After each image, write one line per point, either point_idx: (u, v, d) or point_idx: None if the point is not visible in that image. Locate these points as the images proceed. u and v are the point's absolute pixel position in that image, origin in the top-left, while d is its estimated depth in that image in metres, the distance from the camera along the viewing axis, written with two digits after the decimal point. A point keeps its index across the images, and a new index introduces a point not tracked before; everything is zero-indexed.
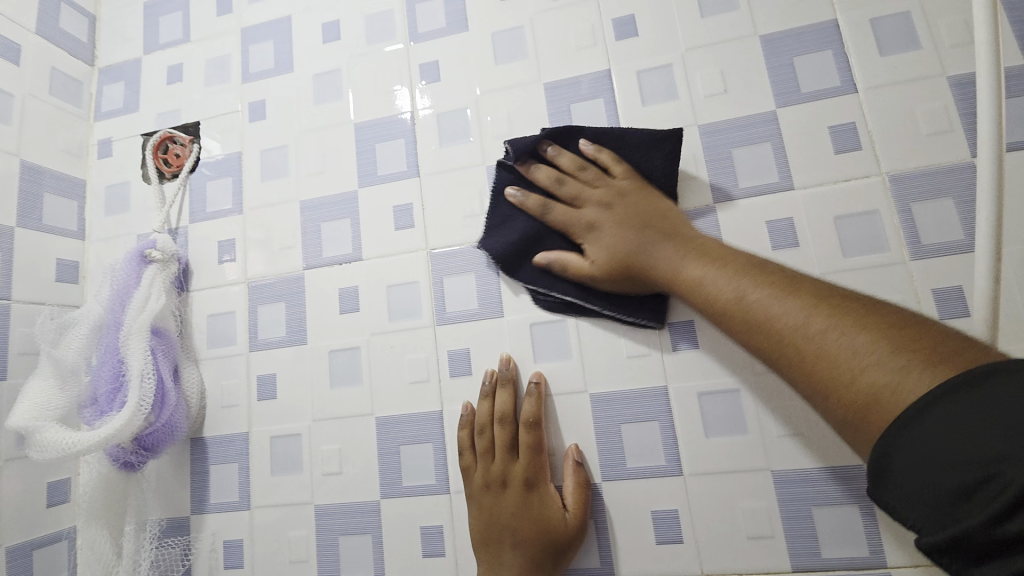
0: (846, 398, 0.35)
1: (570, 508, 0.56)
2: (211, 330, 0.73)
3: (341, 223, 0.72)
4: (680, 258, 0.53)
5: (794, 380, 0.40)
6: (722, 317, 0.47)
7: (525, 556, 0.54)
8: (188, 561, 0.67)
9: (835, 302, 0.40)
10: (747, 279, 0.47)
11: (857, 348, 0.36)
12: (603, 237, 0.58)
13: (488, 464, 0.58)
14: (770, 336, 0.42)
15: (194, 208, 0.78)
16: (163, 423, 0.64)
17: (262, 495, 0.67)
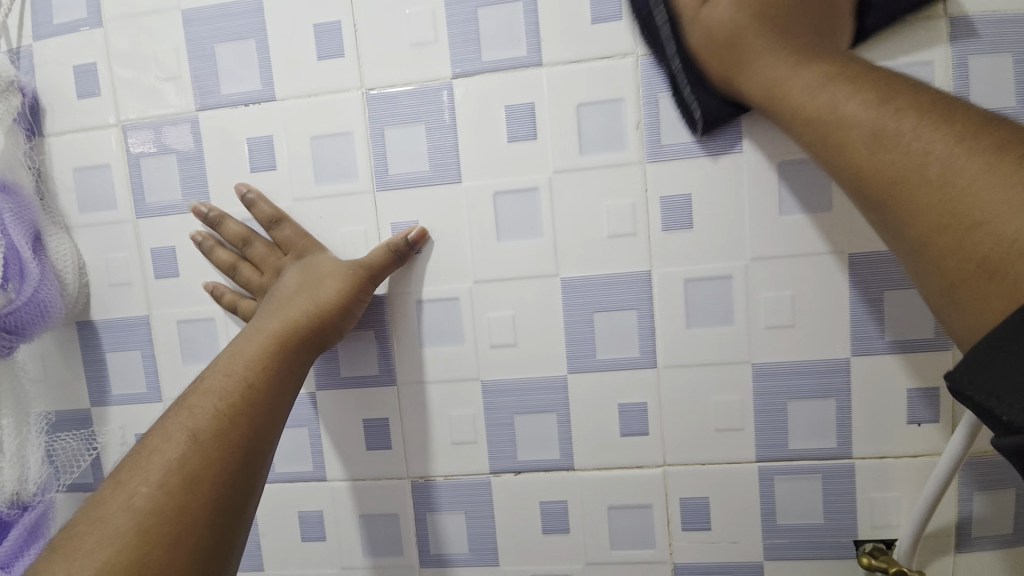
0: (974, 247, 0.30)
1: (251, 364, 0.43)
2: (82, 188, 0.57)
3: (244, 48, 0.53)
4: (789, 69, 0.42)
5: (894, 207, 0.35)
6: (826, 142, 0.39)
7: (239, 359, 0.44)
8: (95, 448, 0.58)
9: (989, 127, 0.33)
10: (879, 98, 0.37)
11: (1009, 185, 0.29)
12: (725, 8, 0.44)
13: (291, 278, 0.50)
14: (882, 162, 0.36)
15: (35, 18, 0.56)
16: (27, 301, 0.51)
17: (175, 386, 0.57)
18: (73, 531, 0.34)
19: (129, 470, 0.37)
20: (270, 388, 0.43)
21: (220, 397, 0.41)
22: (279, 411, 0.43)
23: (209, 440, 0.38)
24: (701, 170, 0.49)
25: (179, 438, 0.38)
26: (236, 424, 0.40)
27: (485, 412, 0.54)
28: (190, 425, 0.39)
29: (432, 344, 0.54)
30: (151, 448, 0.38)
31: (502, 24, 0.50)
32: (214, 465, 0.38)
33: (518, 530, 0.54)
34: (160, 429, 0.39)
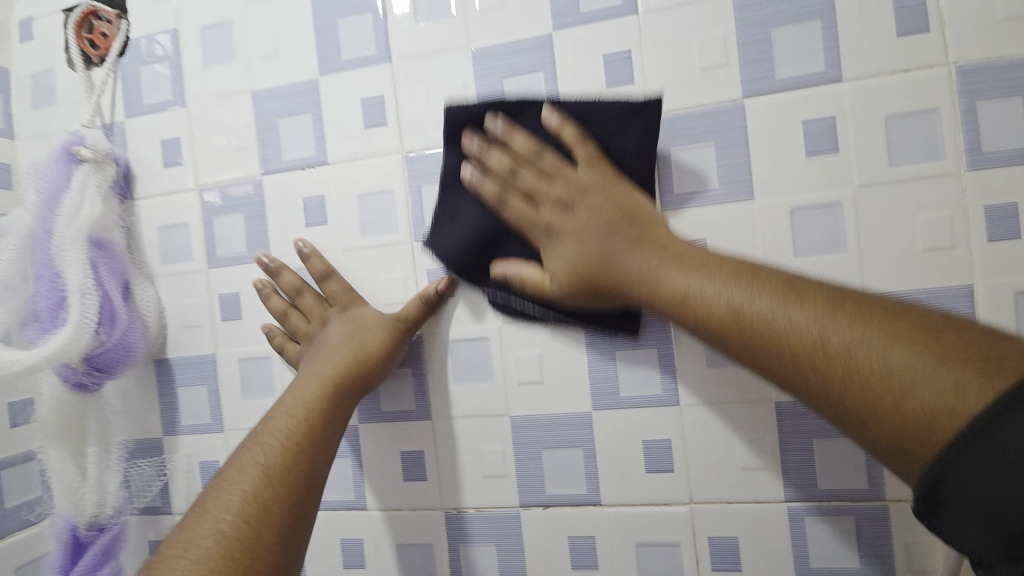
0: (885, 427, 0.33)
1: (308, 406, 0.49)
2: (164, 243, 0.65)
3: (302, 120, 0.61)
4: (660, 265, 0.45)
5: (815, 400, 0.36)
6: (734, 334, 0.39)
7: (298, 401, 0.49)
8: (164, 478, 0.65)
9: (847, 306, 0.36)
10: (743, 285, 0.40)
11: (891, 366, 0.33)
12: (562, 244, 0.49)
13: (337, 329, 0.55)
14: (787, 353, 0.37)
15: (129, 99, 0.66)
16: (116, 342, 0.58)
17: (235, 418, 0.64)
18: (168, 552, 0.39)
19: (210, 502, 0.42)
20: (324, 428, 0.48)
21: (283, 438, 0.46)
22: (331, 447, 0.48)
23: (274, 477, 0.44)
24: (715, 217, 0.52)
25: (251, 473, 0.44)
26: (298, 462, 0.45)
27: (514, 447, 0.56)
28: (261, 460, 0.44)
29: (464, 381, 0.58)
30: (228, 480, 0.43)
31: (526, 90, 0.55)
32: (280, 499, 0.43)
33: (546, 564, 0.56)
34: (233, 464, 0.45)
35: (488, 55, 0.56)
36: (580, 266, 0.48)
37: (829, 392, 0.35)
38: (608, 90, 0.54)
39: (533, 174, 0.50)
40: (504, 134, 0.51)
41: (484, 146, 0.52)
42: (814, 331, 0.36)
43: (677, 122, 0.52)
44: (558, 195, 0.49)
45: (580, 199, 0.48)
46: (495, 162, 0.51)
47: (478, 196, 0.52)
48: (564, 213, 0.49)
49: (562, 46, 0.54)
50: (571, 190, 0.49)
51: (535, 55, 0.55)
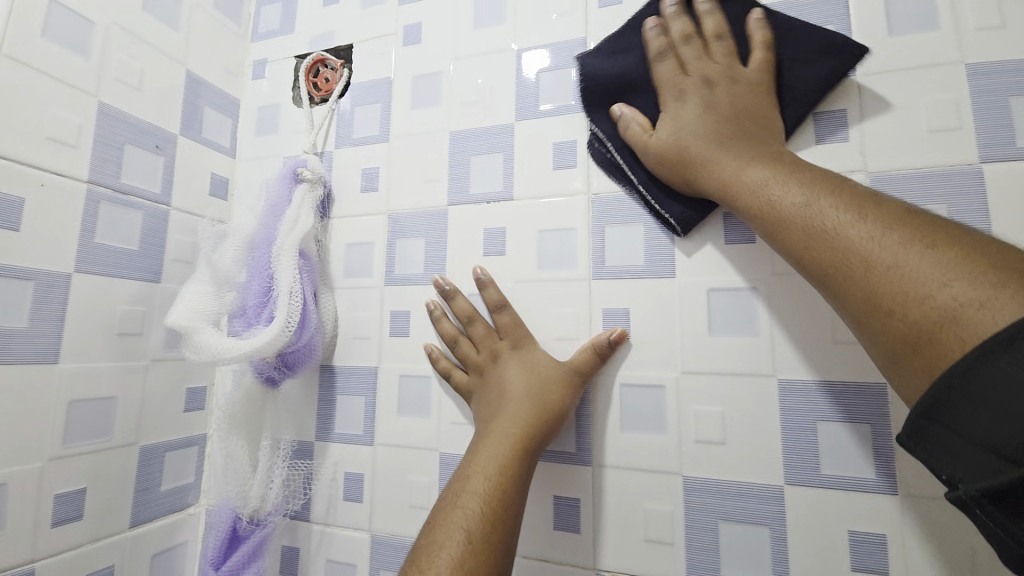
0: (904, 325, 0.32)
1: (500, 467, 0.48)
2: (348, 259, 0.71)
3: (493, 159, 0.66)
4: (734, 168, 0.47)
5: (844, 293, 0.37)
6: (787, 233, 0.41)
7: (488, 464, 0.48)
8: (308, 492, 0.66)
9: (909, 218, 0.36)
10: (823, 190, 0.41)
11: (932, 270, 0.32)
12: (691, 104, 0.51)
13: (516, 383, 0.54)
14: (835, 252, 0.37)
15: (340, 133, 0.76)
16: (303, 343, 0.63)
17: (387, 433, 0.65)
18: None
19: (420, 568, 0.41)
20: (515, 491, 0.47)
21: (482, 503, 0.45)
22: (519, 516, 0.47)
23: (480, 545, 0.43)
24: None
25: (456, 537, 0.43)
26: (497, 528, 0.44)
27: (686, 512, 0.52)
28: (463, 523, 0.44)
29: (632, 430, 0.54)
30: (437, 543, 0.43)
31: None
32: (486, 569, 0.42)
33: None
34: (436, 527, 0.44)
35: None
36: (694, 135, 0.50)
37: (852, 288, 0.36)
38: (817, 146, 0.53)
39: (681, 57, 0.54)
40: (704, 10, 0.54)
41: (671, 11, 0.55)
42: (856, 233, 0.37)
43: (897, 182, 0.50)
44: (714, 66, 0.52)
45: (728, 85, 0.51)
46: (655, 39, 0.55)
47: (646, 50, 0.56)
48: (685, 98, 0.52)
49: None
50: (716, 79, 0.51)
51: None
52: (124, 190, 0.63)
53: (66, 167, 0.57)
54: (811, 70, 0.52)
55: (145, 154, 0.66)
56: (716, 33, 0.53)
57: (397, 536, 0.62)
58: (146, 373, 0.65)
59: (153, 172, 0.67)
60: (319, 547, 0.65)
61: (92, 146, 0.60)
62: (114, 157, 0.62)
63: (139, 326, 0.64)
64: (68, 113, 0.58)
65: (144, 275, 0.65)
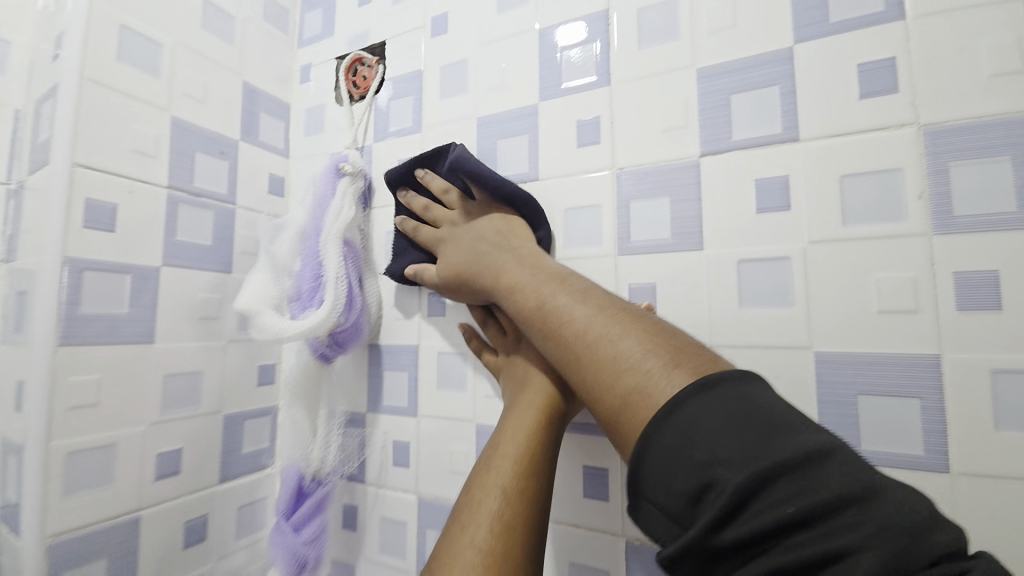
0: (613, 411, 0.39)
1: (531, 432, 0.50)
2: (389, 245, 0.76)
3: (519, 140, 0.67)
4: (505, 267, 0.56)
5: (581, 387, 0.44)
6: (541, 332, 0.49)
7: (519, 429, 0.51)
8: (362, 456, 0.73)
9: (610, 308, 0.45)
10: (555, 287, 0.50)
11: (620, 360, 0.40)
12: (456, 244, 0.64)
13: (541, 356, 0.56)
14: (567, 347, 0.45)
15: (378, 127, 0.80)
16: (351, 323, 0.69)
17: (429, 406, 0.69)
18: (437, 557, 0.43)
19: (464, 519, 0.45)
20: (545, 453, 0.50)
21: (517, 463, 0.48)
22: (552, 475, 0.50)
23: (518, 498, 0.46)
24: (1009, 242, 0.42)
25: (494, 493, 0.46)
26: (530, 488, 0.47)
27: None
28: (500, 482, 0.47)
29: None
30: (476, 499, 0.46)
31: (755, 106, 0.53)
32: (524, 519, 0.45)
33: None
34: (475, 484, 0.48)
35: (716, 72, 0.55)
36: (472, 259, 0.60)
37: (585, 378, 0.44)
38: (860, 101, 0.49)
39: (444, 222, 0.66)
40: (426, 177, 0.68)
41: (412, 188, 0.69)
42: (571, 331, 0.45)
43: (955, 135, 0.45)
44: (455, 223, 0.66)
45: (462, 223, 0.65)
46: (415, 202, 0.68)
47: (406, 219, 0.70)
48: (450, 258, 0.63)
49: (805, 59, 0.51)
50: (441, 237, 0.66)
51: (771, 69, 0.53)
52: (197, 192, 0.72)
53: (149, 175, 0.66)
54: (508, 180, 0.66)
55: (212, 160, 0.75)
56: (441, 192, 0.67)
57: (440, 499, 0.67)
58: (224, 352, 0.75)
59: (220, 174, 0.76)
60: (373, 506, 0.72)
61: (169, 156, 0.69)
62: (187, 164, 0.71)
63: (216, 311, 0.74)
64: (147, 127, 0.67)
65: (218, 266, 0.75)
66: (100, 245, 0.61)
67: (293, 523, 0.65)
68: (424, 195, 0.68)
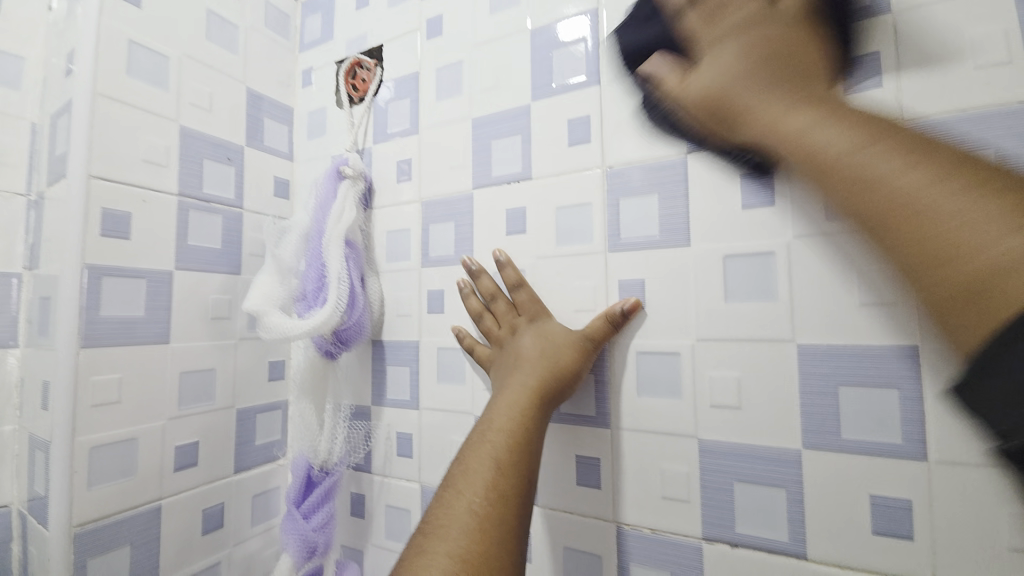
0: (943, 272, 0.29)
1: (521, 413, 0.53)
2: (390, 244, 0.79)
3: (512, 140, 0.68)
4: (784, 109, 0.41)
5: (898, 246, 0.32)
6: (838, 183, 0.36)
7: (509, 408, 0.53)
8: (368, 447, 0.76)
9: (926, 150, 0.33)
10: (866, 130, 0.36)
11: (954, 204, 0.29)
12: (729, 47, 0.45)
13: (531, 342, 0.59)
14: (886, 196, 0.32)
15: (377, 129, 0.83)
16: (354, 321, 0.71)
17: (430, 399, 0.72)
18: (432, 520, 0.44)
19: (457, 488, 0.46)
20: (533, 431, 0.52)
21: (507, 439, 0.50)
22: (539, 452, 0.52)
23: (509, 471, 0.48)
24: None
25: (487, 464, 0.48)
26: (520, 461, 0.49)
27: (702, 473, 0.53)
28: (493, 454, 0.49)
29: (649, 395, 0.57)
30: (469, 468, 0.48)
31: None
32: (515, 490, 0.47)
33: None
34: (467, 456, 0.49)
35: None
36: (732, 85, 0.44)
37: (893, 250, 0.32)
38: (842, 97, 0.49)
39: (706, 11, 0.47)
40: None
41: None
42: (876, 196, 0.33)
43: (935, 130, 0.45)
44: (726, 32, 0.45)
45: (732, 46, 0.44)
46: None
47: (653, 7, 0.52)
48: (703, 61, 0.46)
49: None
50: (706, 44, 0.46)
51: None
52: (205, 197, 0.75)
53: (159, 183, 0.69)
54: None
55: (219, 166, 0.78)
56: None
57: None
58: (236, 350, 0.78)
59: (227, 180, 0.79)
60: (379, 495, 0.75)
61: (178, 163, 0.72)
62: (196, 170, 0.74)
63: (227, 311, 0.77)
64: (157, 137, 0.70)
65: (227, 268, 0.78)
66: (117, 251, 0.64)
67: (304, 510, 0.68)
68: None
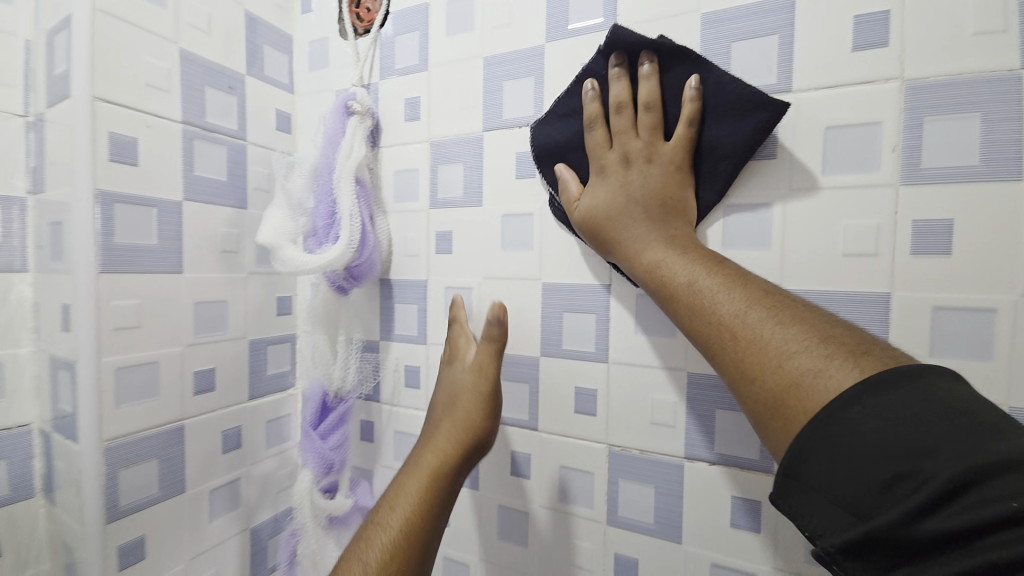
0: (765, 393, 0.38)
1: (442, 450, 0.60)
2: (397, 184, 0.80)
3: (524, 83, 0.68)
4: (646, 243, 0.52)
5: (724, 364, 0.42)
6: (694, 320, 0.45)
7: (431, 458, 0.60)
8: (377, 378, 0.81)
9: (763, 297, 0.42)
10: (706, 268, 0.47)
11: (784, 342, 0.38)
12: (610, 182, 0.56)
13: (469, 374, 0.65)
14: (729, 344, 0.42)
15: (383, 64, 0.81)
16: (365, 258, 0.74)
17: (437, 335, 0.76)
18: (355, 546, 0.54)
19: (389, 500, 0.57)
20: (453, 472, 0.60)
21: (431, 472, 0.59)
22: (458, 481, 0.61)
23: (427, 496, 0.57)
24: (964, 192, 0.47)
25: (407, 502, 0.57)
26: (429, 487, 0.58)
27: (688, 402, 0.59)
28: (410, 496, 0.57)
29: (645, 333, 0.61)
30: (387, 506, 0.57)
31: (755, 54, 0.55)
32: (430, 509, 0.57)
33: (706, 516, 0.59)
34: (400, 478, 0.60)
35: (719, 18, 0.57)
36: (634, 210, 0.54)
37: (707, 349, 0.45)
38: (853, 54, 0.51)
39: (606, 134, 0.57)
40: (644, 74, 0.55)
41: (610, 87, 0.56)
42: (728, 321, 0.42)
43: (934, 90, 0.48)
44: (629, 151, 0.55)
45: (625, 166, 0.55)
46: (591, 107, 0.57)
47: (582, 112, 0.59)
48: (610, 183, 0.56)
49: (807, 8, 0.53)
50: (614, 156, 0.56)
51: (772, 17, 0.54)
52: (209, 128, 0.74)
53: (162, 109, 0.68)
54: (670, 76, 0.55)
55: (221, 95, 0.76)
56: (643, 101, 0.55)
57: None
58: (245, 284, 0.80)
59: (230, 111, 0.77)
60: (388, 421, 0.81)
61: (180, 90, 0.70)
62: (198, 99, 0.72)
63: (236, 245, 0.78)
64: (157, 60, 0.67)
65: (234, 202, 0.78)
66: (125, 178, 0.64)
67: (320, 432, 0.74)
68: (617, 115, 0.56)
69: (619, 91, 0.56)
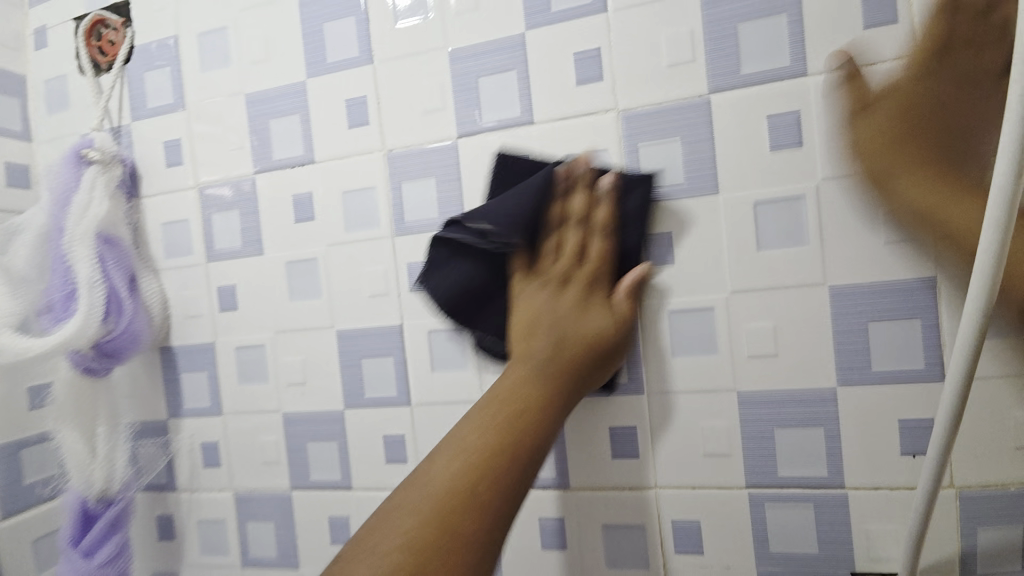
0: None
1: (513, 401, 0.48)
2: (167, 238, 0.70)
3: (290, 122, 0.64)
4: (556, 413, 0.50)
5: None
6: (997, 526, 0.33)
7: (487, 423, 0.47)
8: (168, 462, 0.70)
9: None
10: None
11: None
12: (535, 296, 0.53)
13: (558, 303, 0.52)
14: None
15: (135, 104, 0.71)
16: (123, 331, 0.64)
17: (232, 403, 0.68)
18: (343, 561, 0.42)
19: (387, 510, 0.45)
20: (541, 429, 0.48)
21: (494, 446, 0.46)
22: (534, 464, 0.47)
23: (456, 488, 0.44)
24: (676, 209, 0.53)
25: (439, 488, 0.45)
26: (495, 459, 0.46)
27: None
28: (447, 475, 0.45)
29: (442, 370, 0.60)
30: (395, 513, 0.44)
31: (499, 88, 0.57)
32: (479, 515, 0.44)
33: (521, 543, 0.59)
34: (424, 470, 0.47)
35: (463, 55, 0.58)
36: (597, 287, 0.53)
37: (587, 380, 0.51)
38: (577, 89, 0.55)
39: (574, 226, 0.53)
40: (601, 195, 0.52)
41: (575, 186, 0.53)
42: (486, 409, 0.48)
43: (643, 120, 0.53)
44: (568, 273, 0.53)
45: (583, 294, 0.52)
46: (576, 194, 0.53)
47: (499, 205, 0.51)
48: (596, 236, 0.53)
49: (535, 46, 0.56)
50: (554, 293, 0.52)
51: (507, 55, 0.57)
52: None
53: None
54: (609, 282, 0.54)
55: None
56: (602, 222, 0.52)
57: (256, 490, 0.67)
58: None
59: None
60: (189, 509, 0.70)
61: None
62: None
63: None
64: None
65: None
66: None
67: (84, 547, 0.62)
68: (576, 209, 0.53)
69: (573, 185, 0.53)
